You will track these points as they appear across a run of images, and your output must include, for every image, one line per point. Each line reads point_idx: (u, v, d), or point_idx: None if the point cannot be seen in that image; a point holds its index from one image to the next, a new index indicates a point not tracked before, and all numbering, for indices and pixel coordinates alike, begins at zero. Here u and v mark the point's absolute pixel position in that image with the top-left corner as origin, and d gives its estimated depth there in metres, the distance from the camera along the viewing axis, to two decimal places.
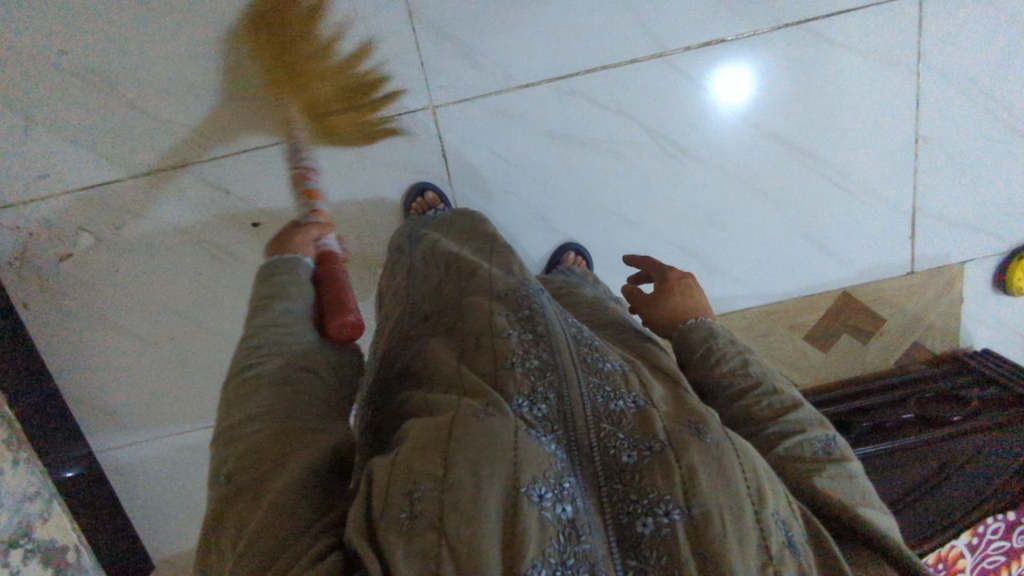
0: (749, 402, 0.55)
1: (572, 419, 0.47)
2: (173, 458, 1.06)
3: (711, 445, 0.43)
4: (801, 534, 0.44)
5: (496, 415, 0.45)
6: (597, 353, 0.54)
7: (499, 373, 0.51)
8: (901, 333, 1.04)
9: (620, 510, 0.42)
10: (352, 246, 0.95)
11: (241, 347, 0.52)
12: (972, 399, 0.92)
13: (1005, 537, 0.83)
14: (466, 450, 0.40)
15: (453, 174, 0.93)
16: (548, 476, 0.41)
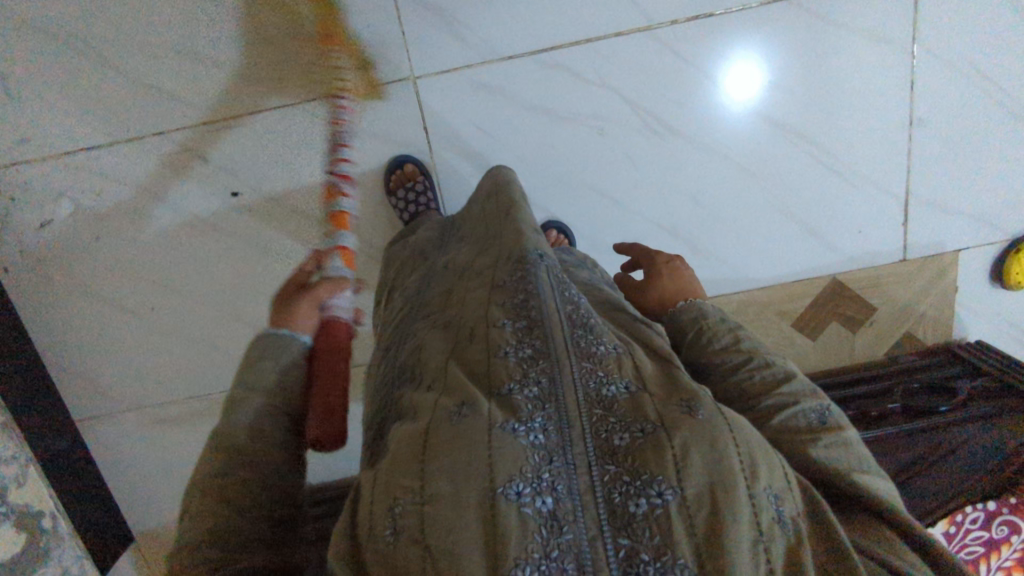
0: (743, 375, 0.52)
1: (562, 400, 0.41)
2: (152, 431, 1.05)
3: (702, 422, 0.39)
4: (791, 509, 0.39)
5: (472, 414, 0.40)
6: (591, 330, 0.47)
7: (488, 359, 0.44)
8: (894, 324, 1.01)
9: (612, 490, 0.37)
10: (331, 218, 0.95)
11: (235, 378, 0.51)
12: (959, 390, 0.89)
13: (983, 527, 0.80)
14: (442, 462, 0.37)
15: (435, 146, 0.92)
16: (527, 471, 0.37)
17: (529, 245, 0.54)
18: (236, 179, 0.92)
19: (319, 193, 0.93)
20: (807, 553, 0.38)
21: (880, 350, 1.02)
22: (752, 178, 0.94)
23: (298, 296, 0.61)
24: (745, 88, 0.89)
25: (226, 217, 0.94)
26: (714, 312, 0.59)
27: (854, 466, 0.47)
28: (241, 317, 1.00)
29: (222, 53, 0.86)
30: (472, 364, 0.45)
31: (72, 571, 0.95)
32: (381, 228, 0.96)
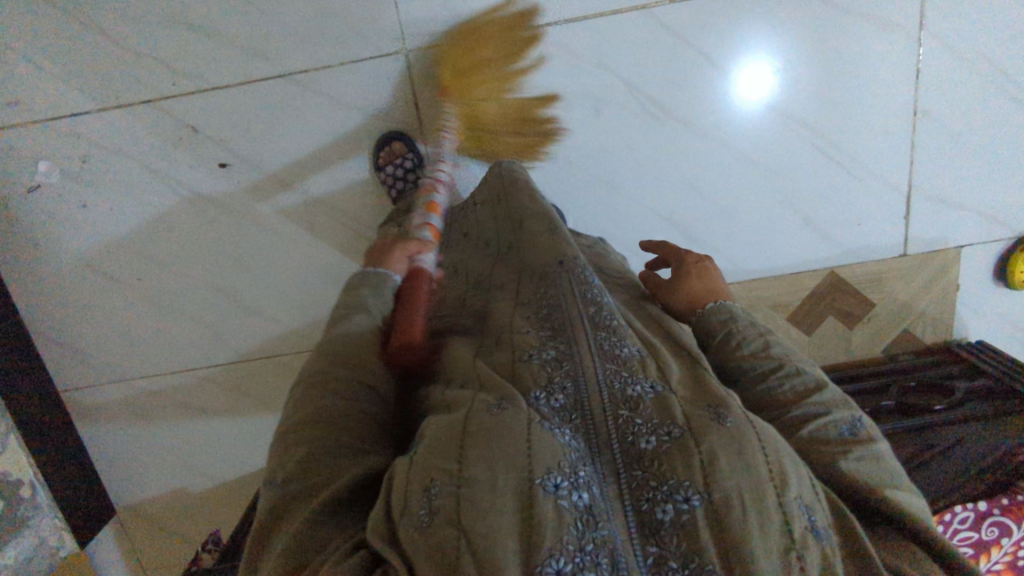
0: (771, 384, 0.51)
1: (586, 406, 0.45)
2: (136, 402, 1.04)
3: (732, 428, 0.41)
4: (824, 518, 0.41)
5: (511, 407, 0.42)
6: (614, 333, 0.50)
7: (515, 364, 0.49)
8: (891, 320, 0.99)
9: (639, 497, 0.40)
10: (320, 192, 0.94)
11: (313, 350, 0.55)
12: (957, 389, 0.87)
13: (973, 527, 0.75)
14: (480, 446, 0.39)
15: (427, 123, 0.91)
16: (564, 466, 0.39)
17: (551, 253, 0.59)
18: (224, 149, 0.91)
19: (309, 168, 0.92)
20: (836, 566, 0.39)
21: (878, 347, 1.00)
22: (750, 165, 0.92)
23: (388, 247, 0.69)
24: (753, 80, 0.88)
25: (214, 188, 0.93)
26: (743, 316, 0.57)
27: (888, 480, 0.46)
28: (228, 292, 0.98)
29: (211, 19, 0.85)
30: (501, 366, 0.50)
31: (50, 540, 0.97)
32: (372, 206, 0.95)
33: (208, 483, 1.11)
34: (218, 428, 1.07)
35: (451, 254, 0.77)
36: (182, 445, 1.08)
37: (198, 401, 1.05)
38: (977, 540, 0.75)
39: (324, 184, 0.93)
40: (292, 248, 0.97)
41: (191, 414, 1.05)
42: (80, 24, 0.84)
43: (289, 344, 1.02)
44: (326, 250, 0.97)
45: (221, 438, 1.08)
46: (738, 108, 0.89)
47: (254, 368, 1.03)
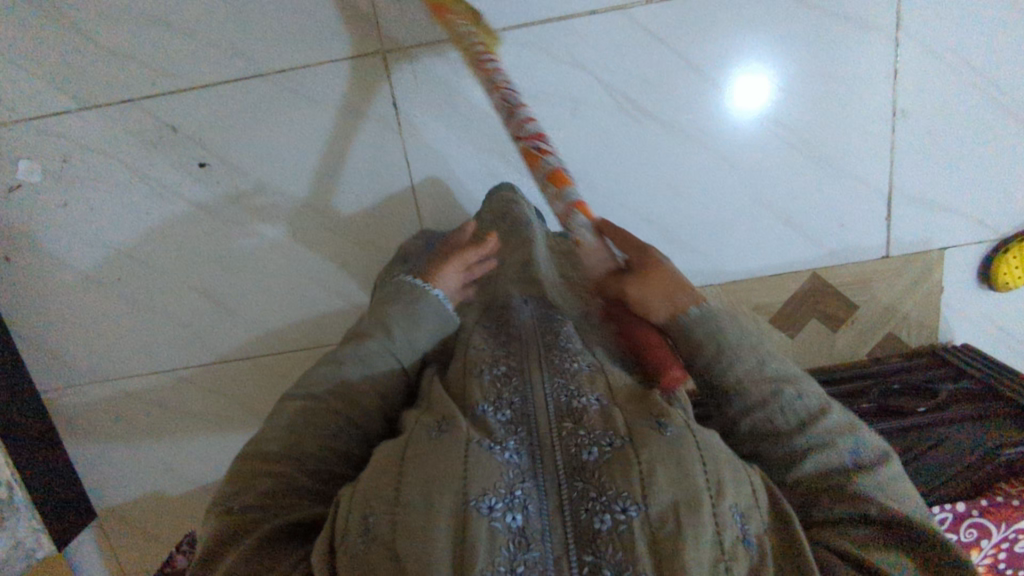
0: (768, 415, 0.51)
1: (532, 423, 0.50)
2: (116, 403, 1.04)
3: (666, 441, 0.46)
4: (759, 525, 0.45)
5: (449, 430, 0.49)
6: (567, 353, 0.58)
7: (468, 382, 0.56)
8: (875, 324, 0.98)
9: (579, 506, 0.44)
10: (299, 192, 0.93)
11: (324, 360, 0.60)
12: (940, 391, 0.86)
13: (954, 529, 0.73)
14: (419, 467, 0.46)
15: (404, 123, 0.90)
16: (500, 487, 0.45)
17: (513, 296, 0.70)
18: (204, 148, 0.91)
19: (287, 167, 0.92)
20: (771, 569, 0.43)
21: (860, 352, 0.99)
22: (729, 165, 0.91)
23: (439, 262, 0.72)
24: (748, 91, 0.88)
25: (194, 187, 0.93)
26: (745, 331, 0.55)
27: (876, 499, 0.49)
28: (206, 293, 0.98)
29: (191, 19, 0.85)
30: (458, 388, 0.57)
31: (26, 542, 0.96)
32: (348, 207, 0.94)
33: (187, 486, 1.10)
34: (197, 430, 1.06)
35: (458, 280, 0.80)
36: (161, 447, 1.07)
37: (177, 403, 1.04)
38: (958, 541, 0.73)
39: (302, 185, 0.93)
40: (269, 249, 0.96)
41: (170, 417, 1.05)
42: (62, 24, 0.85)
43: (267, 347, 1.01)
44: (305, 251, 0.96)
45: (200, 440, 1.07)
46: (734, 117, 0.89)
47: (232, 371, 1.02)
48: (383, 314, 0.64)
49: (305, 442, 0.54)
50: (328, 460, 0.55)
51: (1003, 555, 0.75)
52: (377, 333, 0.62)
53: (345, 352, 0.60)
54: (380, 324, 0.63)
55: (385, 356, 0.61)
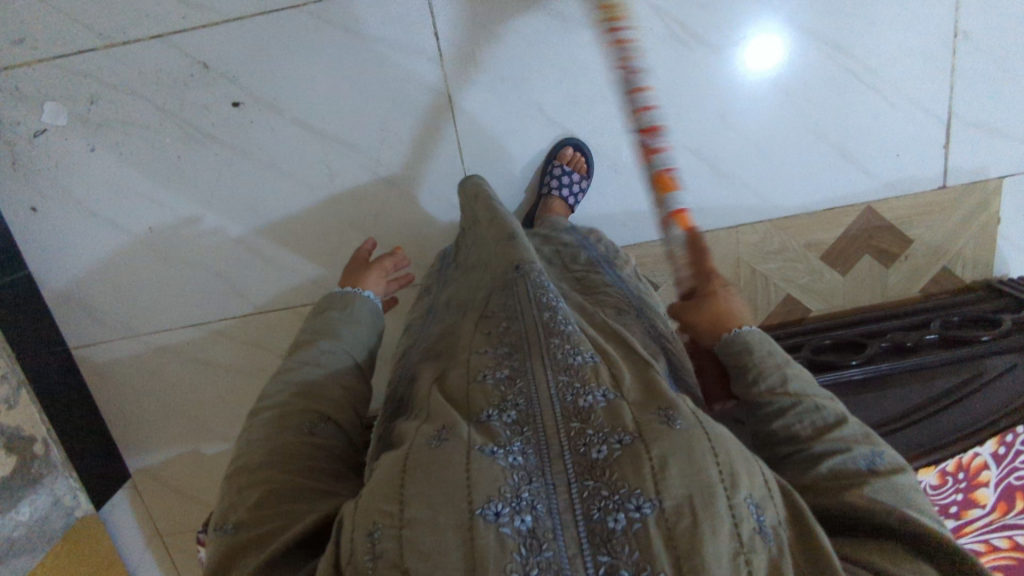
0: (787, 421, 0.47)
1: (540, 421, 0.43)
2: (149, 361, 1.01)
3: (681, 432, 0.40)
4: (775, 518, 0.38)
5: (451, 438, 0.42)
6: (568, 342, 0.51)
7: (470, 387, 0.49)
8: (928, 260, 0.95)
9: (590, 506, 0.38)
10: (337, 132, 0.90)
11: (280, 373, 0.61)
12: (1003, 320, 0.84)
13: None
14: (421, 482, 0.38)
15: (446, 57, 0.87)
16: (506, 491, 0.38)
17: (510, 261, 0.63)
18: (236, 87, 0.87)
19: (324, 106, 0.89)
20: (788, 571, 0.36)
21: (915, 288, 0.96)
22: (783, 93, 0.88)
23: (365, 266, 0.87)
24: (776, 32, 0.85)
25: (229, 129, 0.89)
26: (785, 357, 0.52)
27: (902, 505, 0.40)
28: (241, 242, 0.95)
29: None
30: (458, 394, 0.49)
31: (64, 500, 0.94)
32: (386, 148, 0.91)
33: (222, 445, 1.07)
34: (231, 386, 1.03)
35: (439, 287, 0.81)
36: (194, 406, 1.04)
37: (211, 358, 1.01)
38: None
39: (339, 124, 0.90)
40: (305, 194, 0.93)
41: (204, 374, 1.02)
42: None
43: (304, 296, 0.98)
44: (342, 196, 0.93)
45: (234, 398, 1.04)
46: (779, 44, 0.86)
47: (268, 322, 0.99)
48: (324, 324, 0.71)
49: (282, 438, 0.52)
50: (316, 455, 0.52)
51: None
52: (323, 338, 0.68)
53: (298, 357, 0.64)
54: (324, 331, 0.70)
55: (332, 353, 0.66)
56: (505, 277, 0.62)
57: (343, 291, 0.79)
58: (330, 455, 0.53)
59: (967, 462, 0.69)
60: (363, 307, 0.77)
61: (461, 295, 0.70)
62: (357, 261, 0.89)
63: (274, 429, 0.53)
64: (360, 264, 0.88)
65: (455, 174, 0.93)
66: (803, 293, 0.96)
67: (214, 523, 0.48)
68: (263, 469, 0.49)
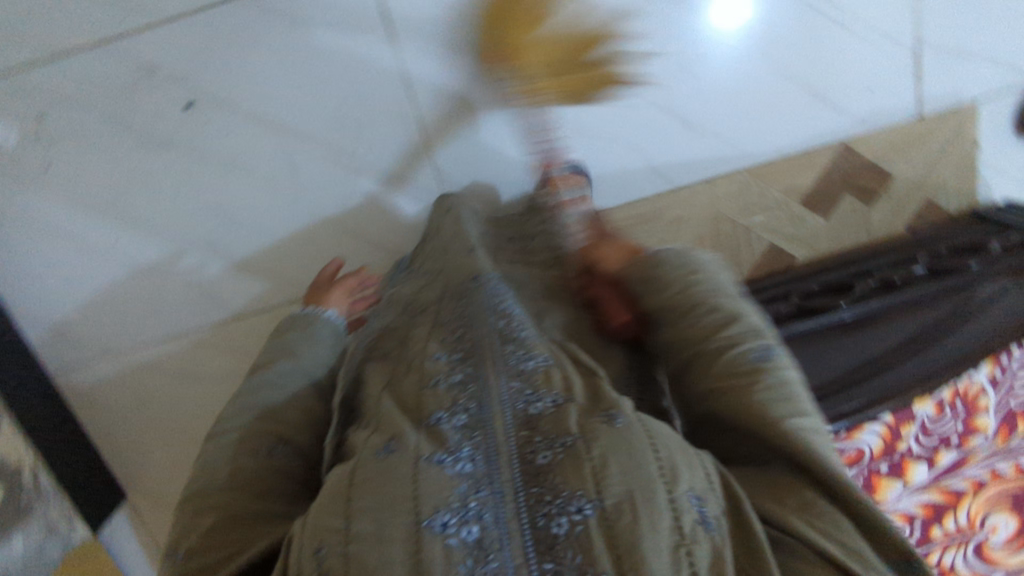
0: (690, 321, 0.58)
1: (489, 426, 0.50)
2: (131, 378, 0.98)
3: (619, 433, 0.47)
4: (716, 509, 0.46)
5: (398, 449, 0.49)
6: (521, 349, 0.58)
7: (423, 395, 0.55)
8: (909, 193, 0.93)
9: (536, 514, 0.44)
10: (293, 122, 0.88)
11: (238, 397, 0.65)
12: (993, 247, 0.81)
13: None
14: (367, 498, 0.45)
15: (399, 37, 0.86)
16: (453, 503, 0.45)
17: (468, 275, 0.69)
18: (188, 88, 0.85)
19: (279, 97, 0.87)
20: (726, 552, 0.44)
21: (898, 225, 0.94)
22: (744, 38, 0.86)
23: (328, 290, 0.86)
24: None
25: (185, 131, 0.87)
26: (702, 275, 0.62)
27: (789, 407, 0.51)
28: (210, 247, 0.93)
29: None
30: (412, 402, 0.55)
31: (60, 527, 0.92)
32: (347, 135, 0.89)
33: None
34: (217, 396, 1.00)
35: (399, 288, 0.80)
36: (181, 420, 1.01)
37: (193, 370, 0.98)
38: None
39: (296, 116, 0.88)
40: (269, 189, 0.91)
41: (188, 385, 0.99)
42: None
43: (282, 295, 0.96)
44: (308, 188, 0.91)
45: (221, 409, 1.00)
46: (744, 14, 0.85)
47: (246, 327, 0.97)
48: (282, 342, 0.74)
49: (241, 468, 0.57)
50: (274, 483, 0.58)
51: None
52: (283, 358, 0.71)
53: (258, 379, 0.68)
54: (283, 350, 0.72)
55: (292, 372, 0.69)
56: (461, 287, 0.68)
57: (304, 311, 0.80)
58: (283, 477, 0.59)
59: (964, 389, 0.69)
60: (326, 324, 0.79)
61: (412, 297, 0.75)
62: (321, 282, 0.88)
63: (232, 456, 0.59)
64: (323, 287, 0.87)
65: (418, 156, 0.91)
66: (786, 241, 0.94)
67: (169, 549, 0.53)
68: (229, 495, 0.55)
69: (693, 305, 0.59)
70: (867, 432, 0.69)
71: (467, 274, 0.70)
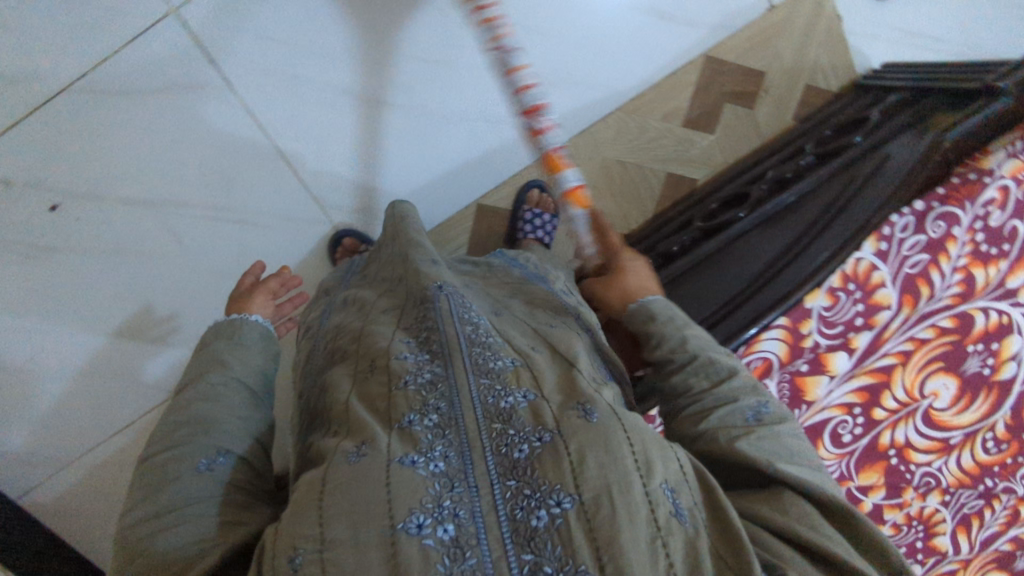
0: (684, 377, 0.51)
1: (461, 422, 0.43)
2: (90, 488, 0.90)
3: (598, 426, 0.42)
4: (690, 501, 0.42)
5: (370, 451, 0.41)
6: (489, 348, 0.50)
7: (391, 394, 0.46)
8: (783, 84, 0.92)
9: (514, 506, 0.39)
10: (160, 192, 0.84)
11: (170, 411, 0.53)
12: (870, 116, 0.81)
13: (919, 231, 0.63)
14: (339, 502, 0.38)
15: (232, 76, 0.82)
16: (426, 502, 0.38)
17: (429, 281, 0.58)
18: (47, 190, 0.81)
19: (137, 172, 0.83)
20: (703, 545, 0.40)
21: (787, 118, 0.94)
22: None
23: (252, 293, 0.75)
24: None
25: (60, 233, 0.83)
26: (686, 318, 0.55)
27: (779, 455, 0.45)
28: (123, 334, 0.88)
29: None
30: (378, 400, 0.47)
31: None
32: (217, 190, 0.86)
33: None
34: None
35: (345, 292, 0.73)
36: None
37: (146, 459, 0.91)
38: (928, 241, 0.63)
39: (163, 187, 0.84)
40: (163, 263, 0.87)
41: None
42: None
43: None
44: (200, 253, 0.87)
45: None
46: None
47: None
48: (207, 354, 0.60)
49: (185, 481, 0.47)
50: (223, 493, 0.48)
51: (983, 237, 0.64)
52: (212, 370, 0.57)
53: (185, 398, 0.53)
54: (210, 362, 0.58)
55: (227, 385, 0.56)
56: (420, 293, 0.58)
57: (225, 320, 0.66)
58: (237, 490, 0.49)
59: (852, 271, 0.64)
60: (255, 332, 0.65)
61: (368, 300, 0.65)
62: (242, 292, 0.77)
63: (164, 468, 0.47)
64: (245, 290, 0.76)
65: (298, 193, 0.88)
66: (681, 166, 0.93)
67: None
68: (185, 507, 0.45)
69: (689, 359, 0.51)
70: (765, 339, 0.64)
71: (427, 280, 0.59)
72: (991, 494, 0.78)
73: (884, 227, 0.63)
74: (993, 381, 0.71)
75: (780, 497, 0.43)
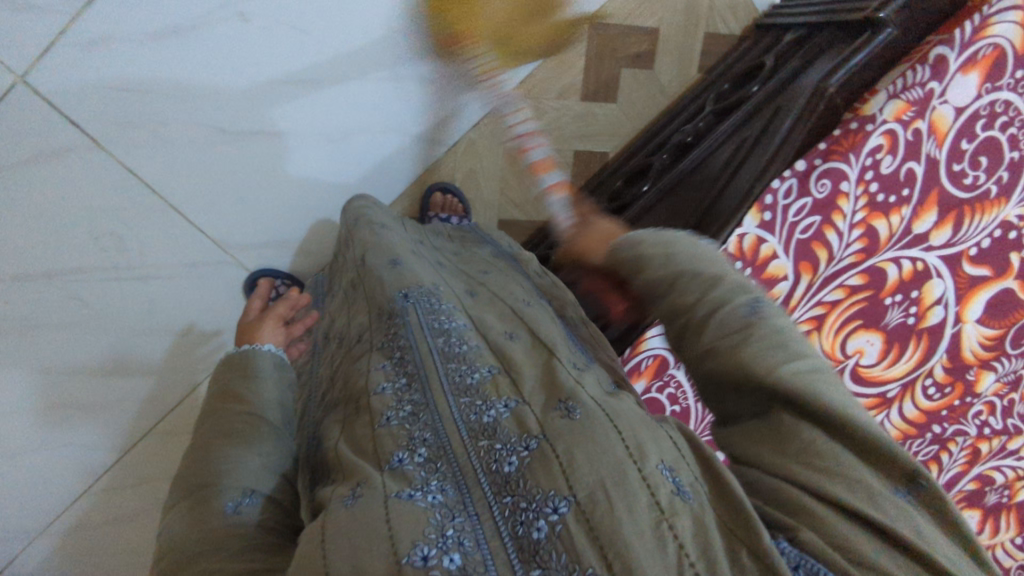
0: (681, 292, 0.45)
1: (450, 450, 0.43)
2: (66, 549, 0.94)
3: (580, 423, 0.41)
4: (690, 476, 0.39)
5: (365, 493, 0.40)
6: (464, 360, 0.49)
7: (374, 434, 0.46)
8: (683, 36, 0.91)
9: (514, 523, 0.38)
10: (56, 265, 0.78)
11: (188, 456, 0.54)
12: (767, 62, 0.76)
13: (805, 192, 0.61)
14: (343, 548, 0.36)
15: (99, 134, 0.74)
16: (430, 533, 0.37)
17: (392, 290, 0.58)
18: None
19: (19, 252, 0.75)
20: (712, 521, 0.36)
21: (693, 71, 0.93)
22: None
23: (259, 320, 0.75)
24: None
25: None
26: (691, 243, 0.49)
27: (784, 361, 0.39)
28: (41, 412, 0.84)
29: None
30: (366, 442, 0.46)
31: None
32: (116, 250, 0.82)
33: None
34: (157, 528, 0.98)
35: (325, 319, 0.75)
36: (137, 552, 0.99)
37: (115, 508, 0.95)
38: (814, 203, 0.60)
39: (56, 258, 0.78)
40: (80, 332, 0.83)
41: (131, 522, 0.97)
42: None
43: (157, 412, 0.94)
44: (119, 316, 0.85)
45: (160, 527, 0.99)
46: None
47: (139, 449, 0.94)
48: (222, 392, 0.59)
49: (210, 522, 0.47)
50: (250, 531, 0.47)
51: (876, 185, 0.60)
52: (229, 406, 0.57)
53: (202, 437, 0.54)
54: (230, 396, 0.59)
55: (247, 421, 0.56)
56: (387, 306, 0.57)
57: (240, 351, 0.66)
58: (262, 529, 0.48)
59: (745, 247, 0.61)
60: (269, 364, 0.65)
61: (347, 324, 0.66)
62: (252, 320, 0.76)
63: (190, 511, 0.48)
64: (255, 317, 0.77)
65: (198, 238, 0.87)
66: (591, 141, 0.94)
67: None
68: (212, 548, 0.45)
69: (677, 275, 0.46)
70: (650, 339, 0.63)
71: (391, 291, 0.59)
72: (944, 439, 0.72)
73: (765, 196, 0.60)
74: (921, 329, 0.66)
75: (792, 431, 0.38)
